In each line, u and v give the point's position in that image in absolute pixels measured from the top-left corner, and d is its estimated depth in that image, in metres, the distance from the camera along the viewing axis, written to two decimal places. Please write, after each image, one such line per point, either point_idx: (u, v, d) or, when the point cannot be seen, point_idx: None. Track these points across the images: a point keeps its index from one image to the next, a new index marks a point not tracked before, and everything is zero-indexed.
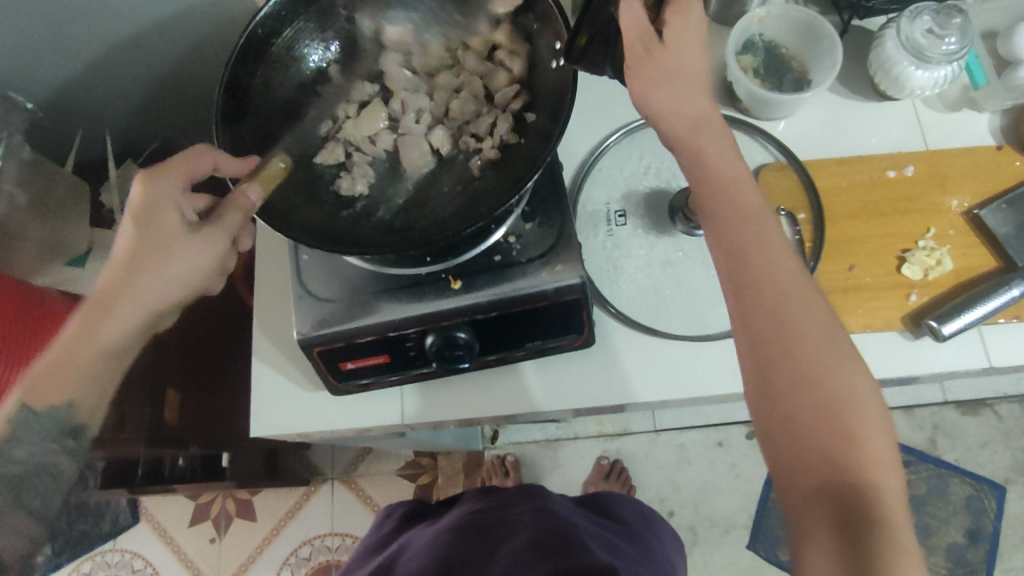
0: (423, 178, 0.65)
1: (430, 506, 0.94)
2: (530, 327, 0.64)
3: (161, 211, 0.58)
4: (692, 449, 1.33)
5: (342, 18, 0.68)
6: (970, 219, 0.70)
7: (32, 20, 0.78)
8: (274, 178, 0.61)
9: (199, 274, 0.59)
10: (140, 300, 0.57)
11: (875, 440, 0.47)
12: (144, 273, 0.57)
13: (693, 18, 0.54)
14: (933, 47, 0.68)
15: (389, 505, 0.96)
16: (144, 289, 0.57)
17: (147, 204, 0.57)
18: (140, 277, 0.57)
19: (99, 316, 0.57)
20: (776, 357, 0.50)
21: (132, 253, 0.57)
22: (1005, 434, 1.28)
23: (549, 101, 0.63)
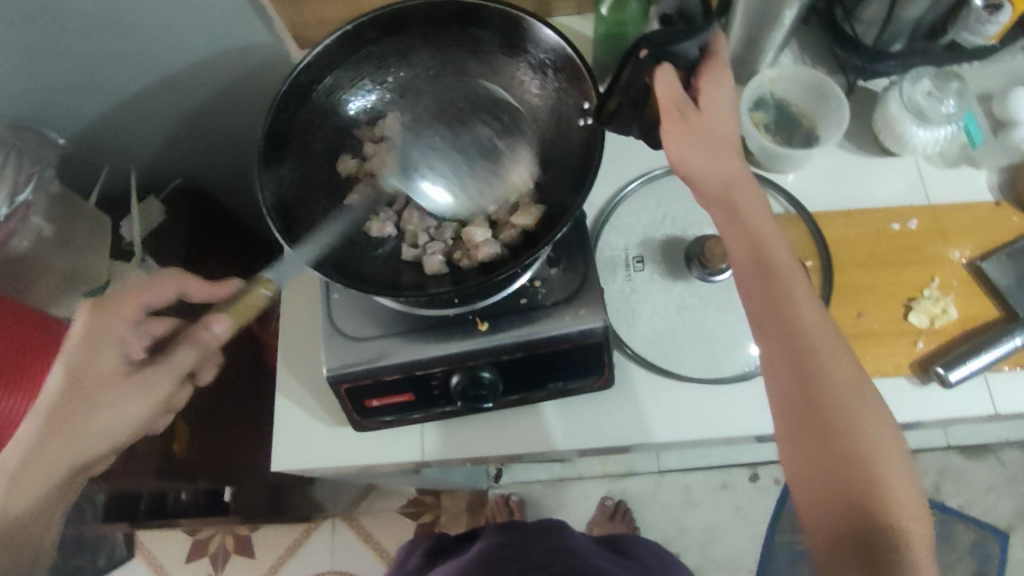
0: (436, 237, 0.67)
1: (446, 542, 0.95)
2: (553, 368, 0.66)
3: (101, 353, 0.59)
4: (697, 490, 1.34)
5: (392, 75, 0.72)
6: (973, 269, 0.73)
7: (71, 64, 0.81)
8: (249, 308, 0.62)
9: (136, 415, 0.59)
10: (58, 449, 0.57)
11: (901, 486, 0.50)
12: (88, 410, 0.58)
13: (723, 85, 0.57)
14: (933, 108, 0.73)
15: (410, 545, 0.97)
16: (71, 432, 0.58)
17: (89, 346, 0.59)
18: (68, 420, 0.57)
19: (24, 469, 0.56)
20: (807, 406, 0.52)
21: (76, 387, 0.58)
22: (1008, 480, 1.29)
23: (570, 175, 0.66)
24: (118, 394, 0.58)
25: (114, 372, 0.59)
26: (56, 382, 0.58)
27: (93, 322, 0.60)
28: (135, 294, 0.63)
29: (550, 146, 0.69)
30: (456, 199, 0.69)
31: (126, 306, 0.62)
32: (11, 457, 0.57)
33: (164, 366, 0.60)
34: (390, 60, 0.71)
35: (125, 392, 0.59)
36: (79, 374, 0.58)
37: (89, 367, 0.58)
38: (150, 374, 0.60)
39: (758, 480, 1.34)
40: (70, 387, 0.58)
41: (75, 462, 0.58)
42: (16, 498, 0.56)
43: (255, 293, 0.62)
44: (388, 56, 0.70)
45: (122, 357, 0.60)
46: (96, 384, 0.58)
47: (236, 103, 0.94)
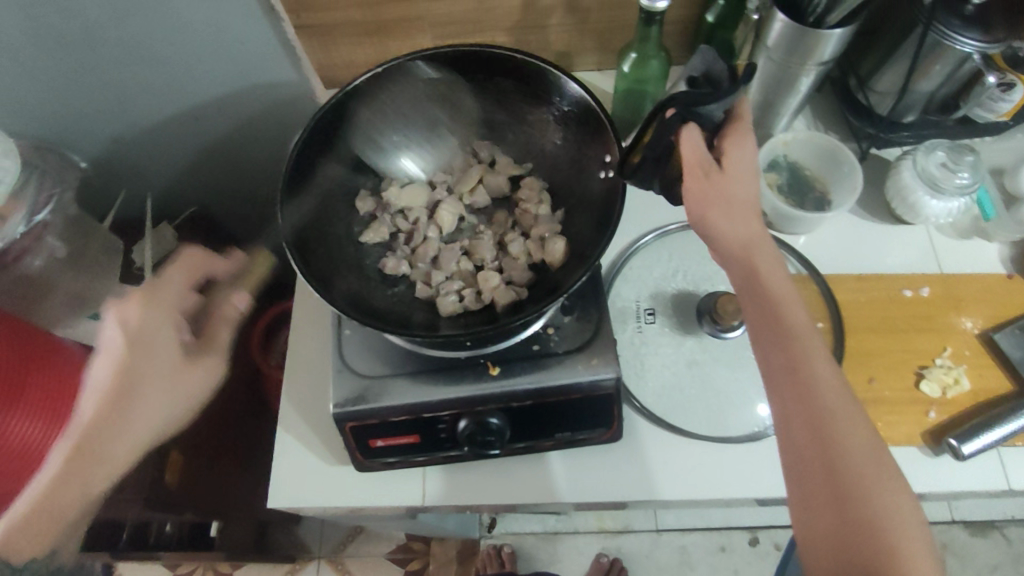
0: (454, 276, 0.68)
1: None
2: (561, 417, 0.66)
3: (152, 344, 0.64)
4: (695, 551, 1.30)
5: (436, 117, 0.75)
6: (985, 340, 0.73)
7: (102, 91, 0.83)
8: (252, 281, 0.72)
9: (195, 395, 0.66)
10: (133, 427, 0.63)
11: (924, 559, 0.48)
12: (155, 390, 0.64)
13: (747, 147, 0.58)
14: (947, 178, 0.74)
15: None
16: (140, 411, 0.63)
17: (140, 339, 0.64)
18: (137, 401, 0.63)
19: (106, 444, 0.63)
20: (823, 469, 0.51)
21: (137, 369, 0.63)
22: (1014, 559, 1.26)
23: (587, 224, 0.67)
24: (169, 383, 0.64)
25: (170, 354, 0.65)
26: (110, 373, 0.63)
27: (142, 315, 0.65)
28: (177, 282, 0.69)
29: (568, 195, 0.71)
30: (480, 245, 0.70)
31: (162, 299, 0.67)
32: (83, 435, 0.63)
33: (212, 349, 0.68)
34: (428, 100, 0.73)
35: (176, 379, 0.65)
36: (144, 355, 0.63)
37: (149, 356, 0.64)
38: (203, 359, 0.67)
39: (758, 544, 1.31)
40: (134, 367, 0.63)
41: (138, 444, 0.64)
42: (103, 466, 0.63)
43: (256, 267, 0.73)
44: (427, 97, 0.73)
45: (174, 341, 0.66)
46: (159, 365, 0.64)
47: (259, 136, 0.95)
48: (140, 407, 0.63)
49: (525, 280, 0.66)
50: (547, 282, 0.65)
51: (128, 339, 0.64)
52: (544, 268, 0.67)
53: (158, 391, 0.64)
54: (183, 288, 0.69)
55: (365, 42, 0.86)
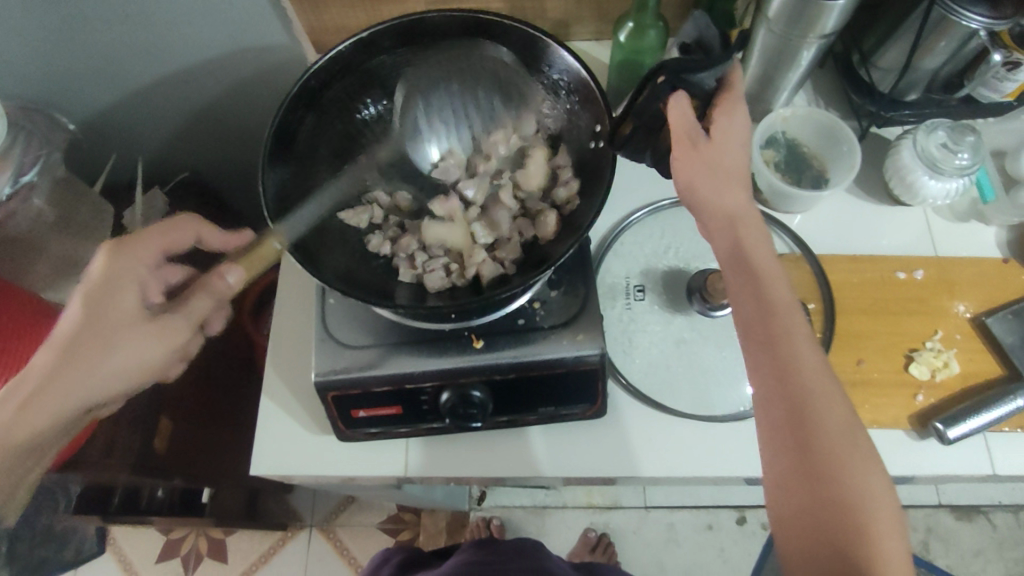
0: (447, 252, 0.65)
1: (422, 559, 0.97)
2: (545, 392, 0.65)
3: (124, 292, 0.57)
4: (682, 529, 1.31)
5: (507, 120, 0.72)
6: (977, 325, 0.73)
7: (89, 50, 0.81)
8: (260, 261, 0.61)
9: (151, 363, 0.57)
10: (70, 386, 0.54)
11: (891, 540, 0.48)
12: (100, 349, 0.55)
13: (736, 118, 0.57)
14: (947, 160, 0.73)
15: (384, 552, 0.98)
16: (85, 369, 0.54)
17: (111, 282, 0.57)
18: (80, 358, 0.54)
19: (30, 402, 0.53)
20: (800, 450, 0.51)
21: (89, 324, 0.55)
22: (998, 544, 1.27)
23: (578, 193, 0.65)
24: (135, 337, 0.56)
25: (131, 315, 0.57)
26: (75, 313, 0.55)
27: (122, 255, 0.58)
28: (165, 235, 0.62)
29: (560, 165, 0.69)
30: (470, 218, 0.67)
31: (149, 250, 0.60)
32: (17, 390, 0.53)
33: (185, 312, 0.58)
34: (498, 103, 0.72)
35: (142, 334, 0.56)
36: (100, 312, 0.55)
37: (111, 299, 0.56)
38: (170, 320, 0.58)
39: (745, 523, 1.31)
40: (89, 323, 0.55)
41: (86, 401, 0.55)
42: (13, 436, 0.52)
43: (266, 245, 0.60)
44: (494, 92, 0.71)
45: (136, 302, 0.57)
46: (114, 324, 0.56)
47: (249, 101, 0.93)
48: (83, 368, 0.54)
49: (515, 257, 0.64)
50: (535, 254, 0.64)
51: (90, 290, 0.56)
52: (535, 247, 0.65)
53: (101, 351, 0.55)
54: (154, 250, 0.61)
55: (357, 6, 0.83)
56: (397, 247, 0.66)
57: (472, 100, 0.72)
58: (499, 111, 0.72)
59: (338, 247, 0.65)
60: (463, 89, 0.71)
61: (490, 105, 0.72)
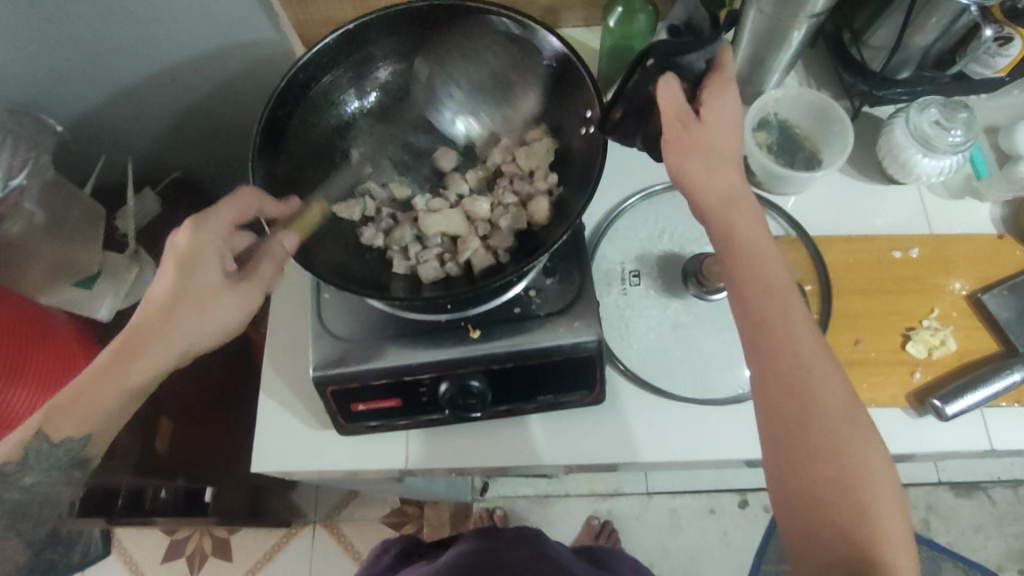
0: (441, 245, 0.65)
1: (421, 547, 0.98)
2: (543, 380, 0.65)
3: (200, 262, 0.58)
4: (684, 514, 1.32)
5: (517, 87, 0.71)
6: (973, 302, 0.73)
7: (76, 49, 0.80)
8: (309, 224, 0.62)
9: (231, 326, 0.60)
10: (162, 347, 0.57)
11: (891, 518, 0.49)
12: (191, 315, 0.57)
13: (727, 95, 0.56)
14: (939, 137, 0.72)
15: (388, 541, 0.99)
16: (179, 330, 0.57)
17: (191, 256, 0.58)
18: (170, 323, 0.57)
19: (130, 358, 0.56)
20: (800, 430, 0.51)
21: (178, 290, 0.57)
22: (998, 519, 1.28)
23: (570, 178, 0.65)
24: (209, 308, 0.58)
25: (214, 282, 0.59)
26: (163, 285, 0.57)
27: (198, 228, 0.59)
28: (229, 208, 0.60)
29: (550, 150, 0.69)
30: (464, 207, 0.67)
31: (222, 218, 0.60)
32: (118, 350, 0.57)
33: (257, 282, 0.60)
34: (499, 74, 0.71)
35: (214, 305, 0.58)
36: (188, 279, 0.58)
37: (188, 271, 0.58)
38: (248, 287, 0.59)
39: (747, 506, 1.32)
40: (176, 290, 0.57)
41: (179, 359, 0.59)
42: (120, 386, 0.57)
43: (310, 212, 0.62)
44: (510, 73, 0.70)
45: (219, 270, 0.59)
46: (198, 292, 0.58)
47: (238, 97, 0.93)
48: (174, 332, 0.57)
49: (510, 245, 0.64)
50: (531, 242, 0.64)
51: (177, 257, 0.58)
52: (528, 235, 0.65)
53: (190, 316, 0.57)
54: (230, 217, 0.60)
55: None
56: (390, 239, 0.65)
57: (479, 70, 0.71)
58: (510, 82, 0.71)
59: (330, 243, 0.64)
60: (466, 61, 0.71)
61: (501, 72, 0.71)
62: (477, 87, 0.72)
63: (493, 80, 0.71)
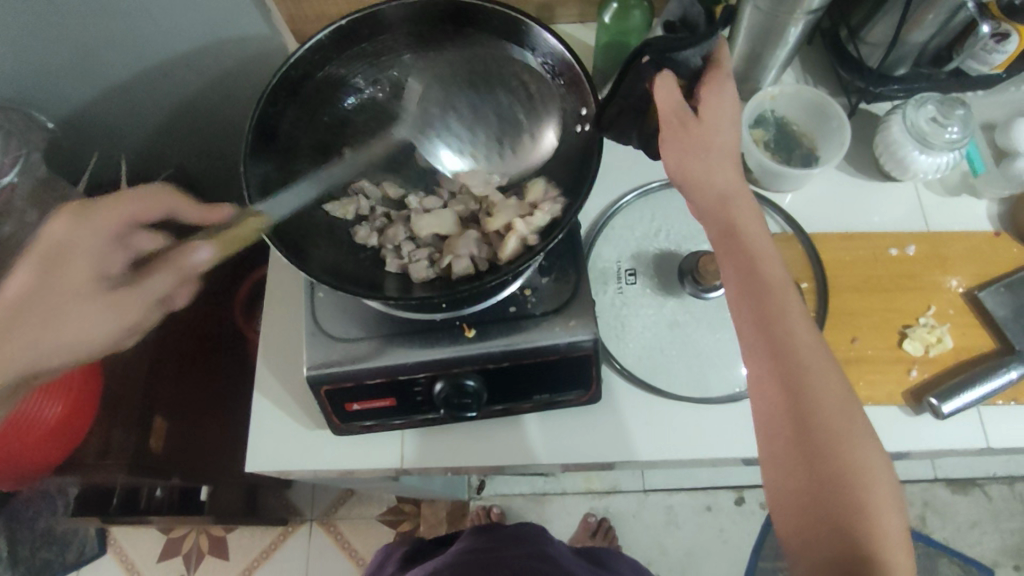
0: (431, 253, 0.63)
1: (424, 547, 0.98)
2: (539, 379, 0.65)
3: (72, 259, 0.56)
4: (681, 511, 1.32)
5: (524, 131, 0.68)
6: (970, 299, 0.72)
7: (67, 44, 0.79)
8: (239, 239, 0.57)
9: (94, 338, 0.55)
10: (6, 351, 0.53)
11: (888, 517, 0.48)
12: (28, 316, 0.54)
13: (726, 96, 0.56)
14: (936, 134, 0.72)
15: (389, 547, 0.99)
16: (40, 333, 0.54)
17: (60, 252, 0.56)
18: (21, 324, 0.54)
19: None
20: (797, 429, 0.50)
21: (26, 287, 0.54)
22: (993, 515, 1.28)
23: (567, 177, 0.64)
24: (89, 306, 0.55)
25: (83, 282, 0.56)
26: (20, 282, 0.55)
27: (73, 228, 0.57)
28: (125, 209, 0.59)
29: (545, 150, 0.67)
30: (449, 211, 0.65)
31: (108, 218, 0.58)
32: None
33: (143, 289, 0.57)
34: (504, 110, 0.68)
35: (95, 305, 0.55)
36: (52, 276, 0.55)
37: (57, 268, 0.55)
38: (127, 295, 0.56)
39: (744, 503, 1.32)
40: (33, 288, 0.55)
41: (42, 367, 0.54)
42: None
43: (247, 223, 0.57)
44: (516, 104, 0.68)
45: (93, 272, 0.56)
46: (66, 294, 0.55)
47: (232, 94, 0.92)
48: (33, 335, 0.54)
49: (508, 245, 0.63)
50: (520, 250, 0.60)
51: (49, 251, 0.56)
52: None
53: (53, 320, 0.54)
54: (117, 224, 0.59)
55: None
56: (384, 238, 0.64)
57: (489, 104, 0.69)
58: (518, 117, 0.68)
59: (321, 242, 0.63)
60: (473, 96, 0.69)
61: (510, 109, 0.68)
62: (479, 118, 0.69)
63: (498, 119, 0.68)
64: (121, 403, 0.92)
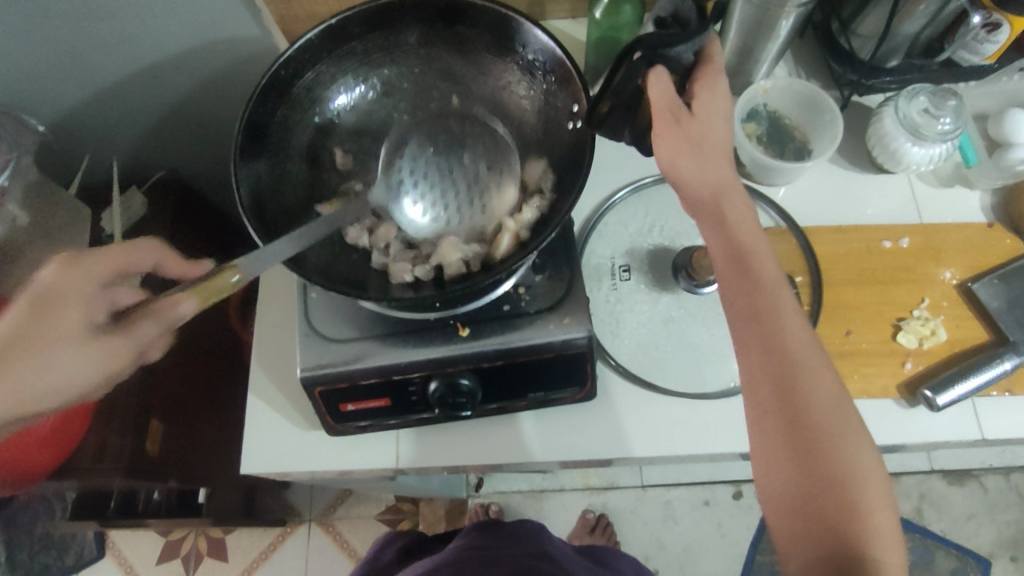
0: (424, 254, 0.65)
1: (425, 542, 0.97)
2: (533, 377, 0.65)
3: (58, 305, 0.50)
4: (679, 506, 1.32)
5: (489, 188, 0.68)
6: (963, 291, 0.72)
7: (54, 48, 0.78)
8: (221, 292, 0.51)
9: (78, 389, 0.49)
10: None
11: (880, 514, 0.48)
12: (16, 361, 0.48)
13: (719, 92, 0.56)
14: (928, 125, 0.72)
15: (387, 535, 0.99)
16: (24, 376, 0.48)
17: (48, 297, 0.50)
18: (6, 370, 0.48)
19: None
20: (790, 426, 0.50)
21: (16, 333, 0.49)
22: (989, 506, 1.28)
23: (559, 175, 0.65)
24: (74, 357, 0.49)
25: (68, 327, 0.49)
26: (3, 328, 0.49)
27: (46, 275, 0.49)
28: (115, 252, 0.53)
29: (537, 148, 0.68)
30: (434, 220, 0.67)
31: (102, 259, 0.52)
32: None
33: (129, 336, 0.49)
34: (472, 168, 0.69)
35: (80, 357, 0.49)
36: (38, 318, 0.49)
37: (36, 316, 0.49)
38: (110, 342, 0.49)
39: (742, 497, 1.32)
40: (19, 333, 0.49)
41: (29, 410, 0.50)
42: None
43: (225, 275, 0.51)
44: (481, 158, 0.69)
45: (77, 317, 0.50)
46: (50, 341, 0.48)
47: (222, 96, 0.91)
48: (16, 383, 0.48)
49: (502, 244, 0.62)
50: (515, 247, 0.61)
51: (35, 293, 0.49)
52: None
53: (37, 366, 0.48)
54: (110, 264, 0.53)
55: None
56: (376, 239, 0.65)
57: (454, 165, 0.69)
58: (482, 175, 0.69)
59: (312, 240, 0.63)
60: (442, 151, 0.70)
61: (472, 170, 0.69)
62: (446, 175, 0.69)
63: (465, 182, 0.69)
64: (116, 406, 0.91)
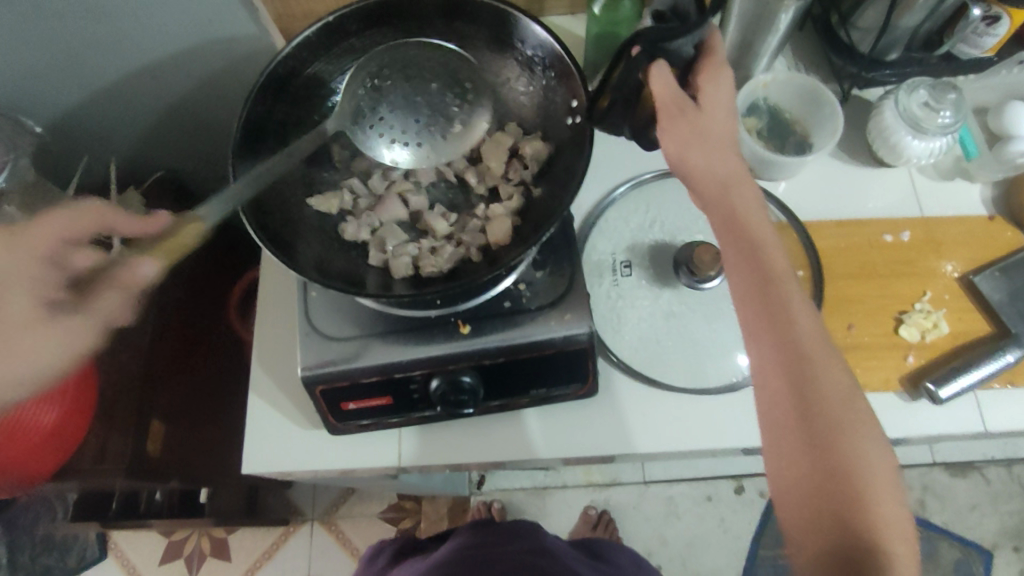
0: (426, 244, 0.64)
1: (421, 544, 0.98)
2: (535, 374, 0.65)
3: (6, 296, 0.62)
4: (682, 502, 1.32)
5: (455, 113, 0.63)
6: (965, 284, 0.72)
7: (50, 49, 0.78)
8: (174, 248, 0.60)
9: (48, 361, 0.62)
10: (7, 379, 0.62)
11: (889, 504, 0.48)
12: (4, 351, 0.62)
13: (720, 85, 0.56)
14: (929, 118, 0.72)
15: (380, 543, 0.99)
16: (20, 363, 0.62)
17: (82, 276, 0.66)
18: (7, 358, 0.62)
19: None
20: (800, 416, 0.50)
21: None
22: (993, 498, 1.28)
23: (557, 171, 0.65)
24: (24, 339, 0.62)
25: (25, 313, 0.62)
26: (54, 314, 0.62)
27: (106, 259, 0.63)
28: (62, 224, 0.66)
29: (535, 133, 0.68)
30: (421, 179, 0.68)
31: (45, 243, 0.65)
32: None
33: (97, 311, 0.63)
34: (432, 93, 0.62)
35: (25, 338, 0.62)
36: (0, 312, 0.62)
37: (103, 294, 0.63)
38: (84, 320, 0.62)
39: (744, 492, 1.32)
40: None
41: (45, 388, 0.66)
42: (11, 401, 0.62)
43: (180, 233, 0.59)
44: (448, 86, 0.63)
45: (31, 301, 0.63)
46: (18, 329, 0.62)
47: (220, 95, 0.91)
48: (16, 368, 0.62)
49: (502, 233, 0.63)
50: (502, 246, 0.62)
51: None
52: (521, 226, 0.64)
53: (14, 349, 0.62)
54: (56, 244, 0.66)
55: None
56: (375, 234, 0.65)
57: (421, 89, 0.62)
58: (453, 107, 0.63)
59: (311, 236, 0.63)
60: (407, 80, 0.62)
61: (442, 100, 0.62)
62: (414, 107, 0.62)
63: (432, 109, 0.62)
64: (117, 406, 0.91)
